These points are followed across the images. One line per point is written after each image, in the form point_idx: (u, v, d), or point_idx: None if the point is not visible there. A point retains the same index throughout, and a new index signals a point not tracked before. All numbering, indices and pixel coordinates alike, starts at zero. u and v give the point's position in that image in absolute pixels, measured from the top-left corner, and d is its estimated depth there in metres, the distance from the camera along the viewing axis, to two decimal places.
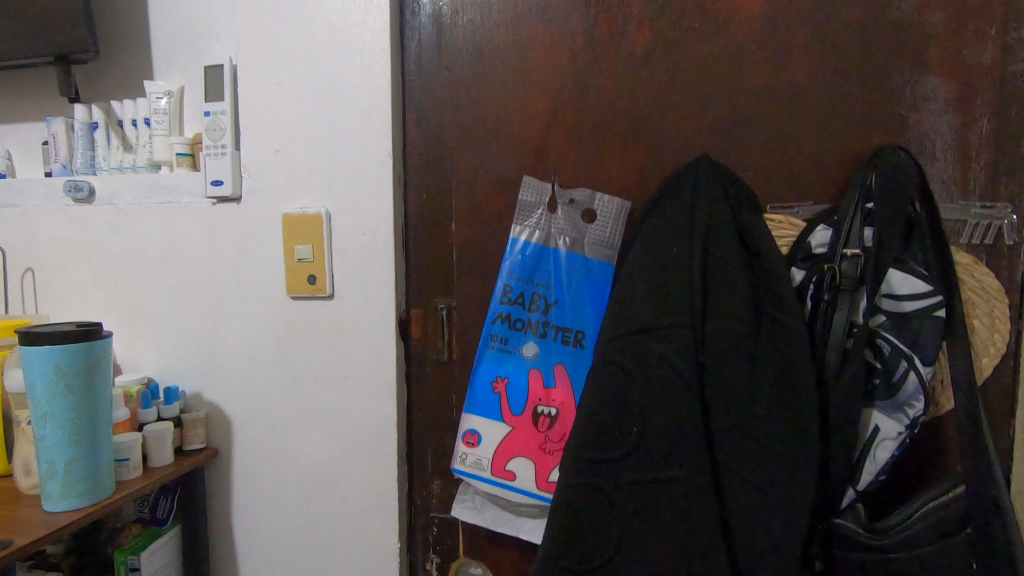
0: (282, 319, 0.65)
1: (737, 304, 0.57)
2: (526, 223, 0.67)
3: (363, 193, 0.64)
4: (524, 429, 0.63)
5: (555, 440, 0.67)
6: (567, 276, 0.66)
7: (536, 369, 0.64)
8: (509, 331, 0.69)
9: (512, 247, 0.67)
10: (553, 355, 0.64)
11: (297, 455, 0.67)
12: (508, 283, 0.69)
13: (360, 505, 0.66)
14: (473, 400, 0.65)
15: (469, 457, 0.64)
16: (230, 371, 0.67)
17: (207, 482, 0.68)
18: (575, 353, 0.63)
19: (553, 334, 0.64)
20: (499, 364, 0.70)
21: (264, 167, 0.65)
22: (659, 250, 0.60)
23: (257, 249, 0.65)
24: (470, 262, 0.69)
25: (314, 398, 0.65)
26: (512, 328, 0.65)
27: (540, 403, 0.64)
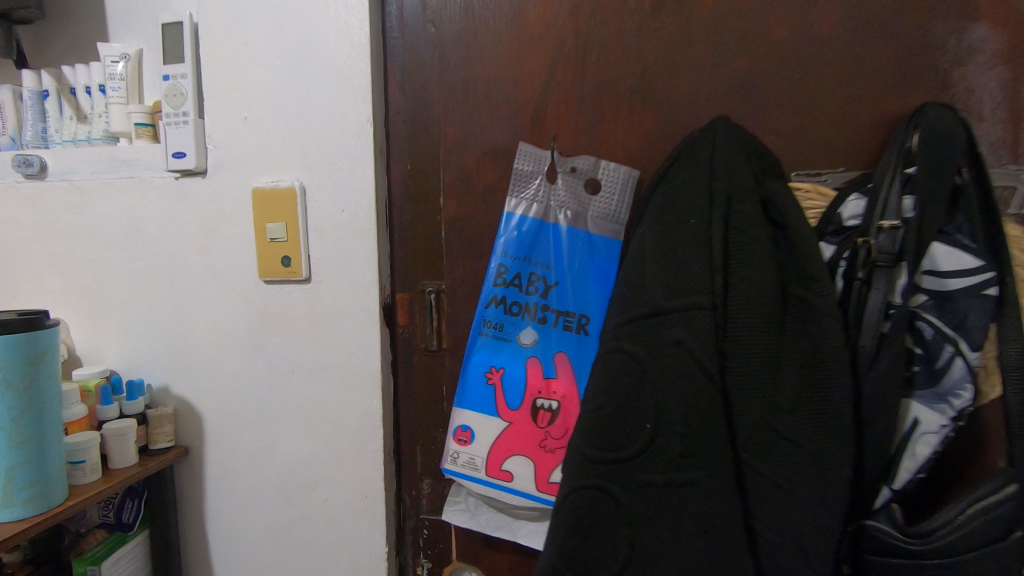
0: (257, 307, 0.65)
1: (763, 302, 0.44)
2: (524, 193, 0.53)
3: (343, 169, 0.60)
4: (522, 425, 0.52)
5: (560, 440, 0.51)
6: (568, 255, 0.53)
7: (535, 360, 0.52)
8: (503, 317, 0.53)
9: (507, 223, 0.53)
10: (555, 343, 0.52)
11: (277, 451, 0.66)
12: (502, 263, 0.53)
13: (350, 492, 0.64)
14: (464, 392, 0.53)
15: (461, 457, 0.53)
16: (223, 350, 0.67)
17: (205, 461, 0.68)
18: (579, 336, 0.51)
19: (553, 319, 0.52)
20: (492, 355, 0.53)
21: (232, 137, 0.63)
22: (672, 232, 0.46)
23: (242, 228, 0.64)
24: (459, 242, 0.61)
25: (295, 386, 0.64)
26: (510, 307, 0.53)
27: (538, 400, 0.51)
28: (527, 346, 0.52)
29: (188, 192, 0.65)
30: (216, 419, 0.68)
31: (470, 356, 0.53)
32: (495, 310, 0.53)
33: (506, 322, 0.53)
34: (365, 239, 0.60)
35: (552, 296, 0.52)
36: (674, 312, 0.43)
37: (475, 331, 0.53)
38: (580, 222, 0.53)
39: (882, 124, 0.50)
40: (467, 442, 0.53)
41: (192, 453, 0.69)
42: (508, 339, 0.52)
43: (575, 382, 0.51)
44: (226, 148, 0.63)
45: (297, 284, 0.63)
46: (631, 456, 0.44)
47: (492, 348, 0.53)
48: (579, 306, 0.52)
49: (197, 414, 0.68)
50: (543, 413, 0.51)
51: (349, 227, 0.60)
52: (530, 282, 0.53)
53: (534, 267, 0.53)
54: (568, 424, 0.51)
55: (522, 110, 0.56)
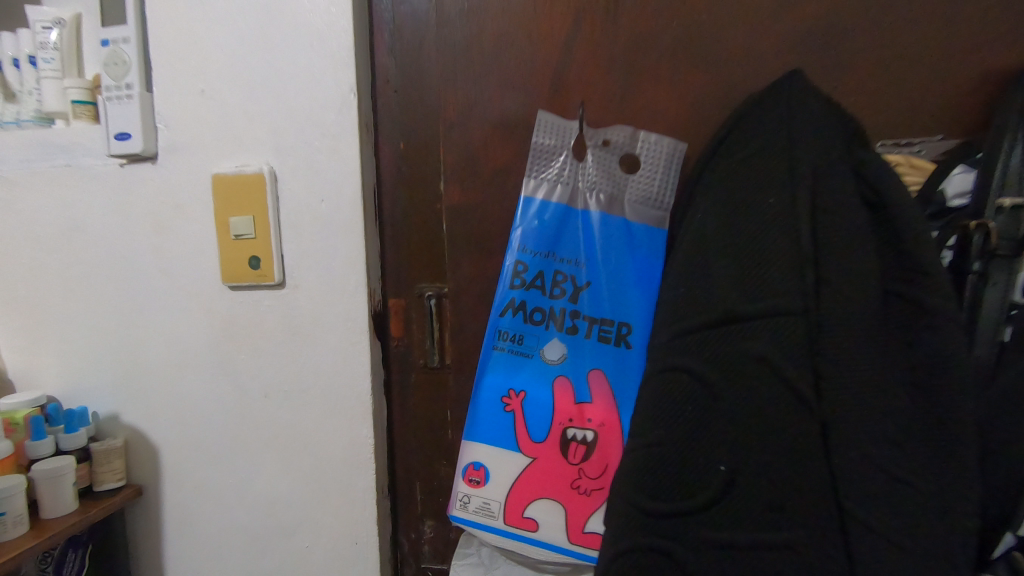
0: (222, 318, 0.54)
1: (864, 303, 0.33)
2: (545, 173, 0.43)
3: (321, 150, 0.49)
4: (550, 462, 0.41)
5: (597, 479, 0.41)
6: (602, 249, 0.42)
7: (564, 380, 0.42)
8: (522, 327, 0.42)
9: (525, 209, 0.43)
10: (588, 359, 0.41)
11: (248, 490, 0.56)
12: (520, 259, 0.43)
13: (337, 539, 0.54)
14: (476, 421, 0.43)
15: (473, 501, 0.43)
16: (182, 371, 0.56)
17: (163, 502, 0.57)
18: (618, 349, 0.41)
19: (586, 328, 0.42)
20: (509, 374, 0.42)
21: (186, 114, 0.52)
22: (741, 216, 0.36)
23: (202, 223, 0.53)
24: (464, 236, 0.51)
25: (269, 413, 0.54)
26: (530, 315, 0.42)
27: (568, 430, 0.41)
28: (554, 363, 0.42)
29: (136, 182, 0.54)
30: (175, 453, 0.57)
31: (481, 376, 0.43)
32: (513, 319, 0.42)
33: (527, 333, 0.42)
34: (350, 234, 0.50)
35: (584, 300, 0.42)
36: (752, 319, 0.34)
37: (487, 345, 0.42)
38: (614, 207, 0.43)
39: (994, 79, 0.40)
40: (479, 484, 0.42)
41: (148, 493, 0.58)
42: (528, 354, 0.42)
43: (615, 408, 0.41)
44: (179, 127, 0.53)
45: (269, 290, 0.52)
46: (700, 508, 0.34)
47: (509, 366, 0.42)
48: (617, 312, 0.42)
49: (153, 447, 0.57)
50: (576, 447, 0.41)
51: (330, 220, 0.50)
52: (555, 283, 0.42)
53: (559, 265, 0.43)
54: (607, 460, 0.41)
55: (540, 73, 0.46)
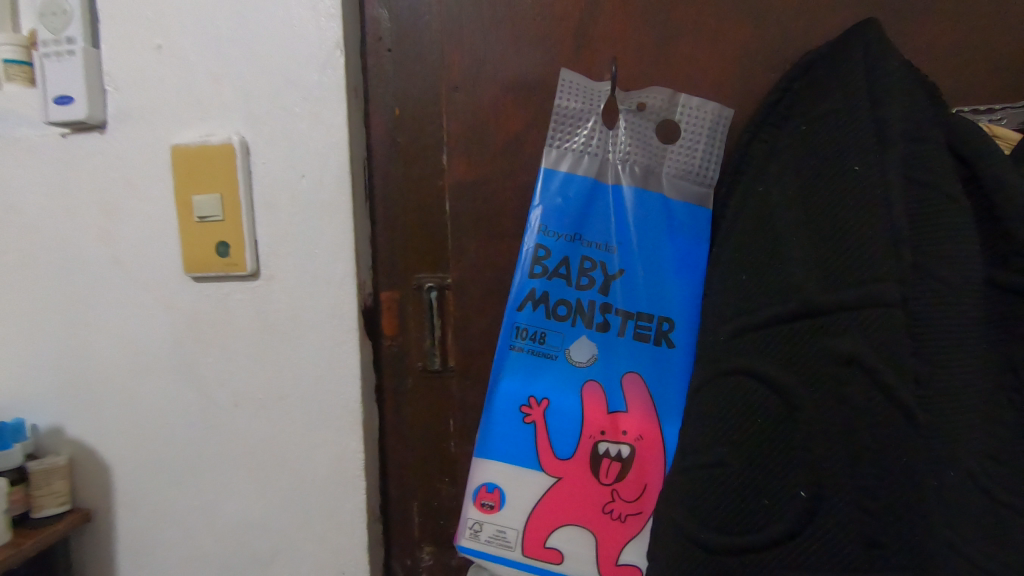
0: (184, 315, 0.46)
1: (969, 293, 0.28)
2: (569, 143, 0.37)
3: (302, 117, 0.42)
4: (578, 481, 0.36)
5: (634, 499, 0.36)
6: (637, 231, 0.37)
7: (595, 385, 0.36)
8: (544, 323, 0.37)
9: (546, 185, 0.37)
10: (622, 361, 0.36)
11: (216, 514, 0.48)
12: (541, 244, 0.37)
13: (322, 568, 0.47)
14: (490, 434, 0.37)
15: (486, 530, 0.37)
16: (138, 376, 0.48)
17: (115, 529, 0.50)
18: (657, 348, 0.36)
19: (620, 325, 0.36)
20: (529, 378, 0.37)
21: (140, 74, 0.44)
22: (810, 195, 0.31)
23: (159, 204, 0.45)
24: (470, 218, 0.44)
25: (241, 424, 0.47)
26: (553, 309, 0.37)
27: (599, 444, 0.36)
28: (582, 366, 0.37)
29: (80, 156, 0.46)
30: (129, 471, 0.49)
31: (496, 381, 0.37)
32: (533, 314, 0.37)
33: (550, 331, 0.37)
34: (336, 217, 0.43)
35: (617, 292, 0.37)
36: (831, 315, 0.29)
37: (503, 345, 0.37)
38: (650, 182, 0.37)
39: None
40: (493, 508, 0.37)
41: (98, 518, 0.50)
42: (552, 355, 0.36)
43: (654, 417, 0.36)
44: (132, 90, 0.45)
45: (239, 282, 0.45)
46: (775, 541, 0.29)
47: (529, 369, 0.37)
48: (656, 306, 0.36)
49: (103, 465, 0.49)
50: (609, 463, 0.36)
51: (313, 199, 0.43)
52: (583, 272, 0.37)
53: (588, 251, 0.37)
54: (644, 479, 0.36)
55: (561, 30, 0.40)
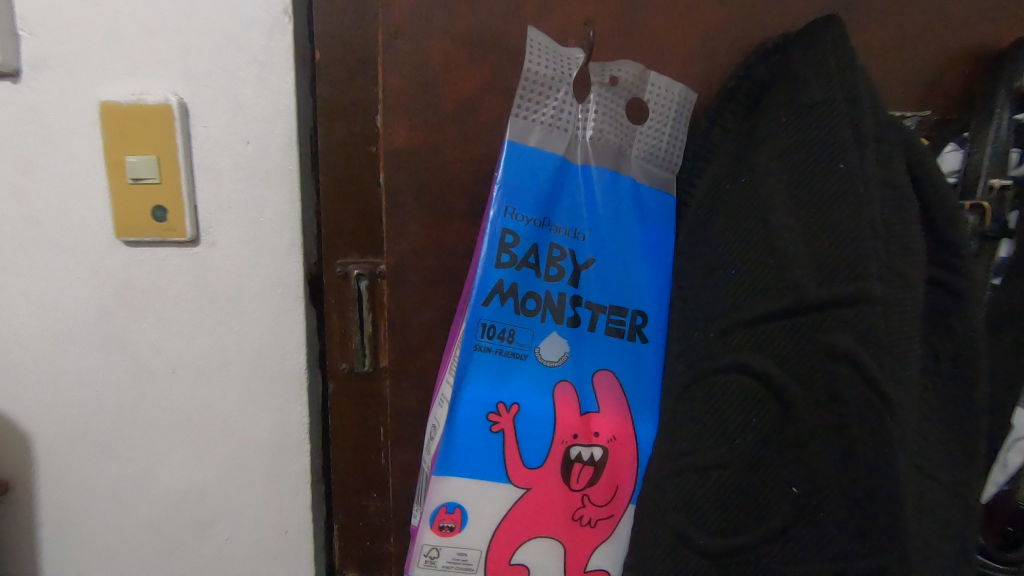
0: (111, 280, 0.44)
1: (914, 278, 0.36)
2: (537, 114, 0.38)
3: (247, 81, 0.41)
4: (547, 487, 0.40)
5: (601, 500, 0.40)
6: (609, 227, 0.40)
7: (567, 387, 0.40)
8: (514, 320, 0.39)
9: (520, 162, 0.37)
10: (591, 359, 0.40)
11: (151, 483, 0.48)
12: (507, 231, 0.38)
13: (265, 528, 0.48)
14: (457, 439, 0.38)
15: (449, 550, 0.39)
16: (59, 344, 0.45)
17: (37, 499, 0.48)
18: (632, 344, 0.41)
19: (591, 321, 0.40)
20: (498, 379, 0.39)
21: (61, 22, 0.41)
22: (785, 209, 0.37)
23: (83, 162, 0.43)
24: (419, 198, 0.44)
25: (177, 391, 0.46)
26: (520, 307, 0.38)
27: (572, 446, 0.40)
28: (552, 365, 0.40)
29: None
30: (52, 442, 0.47)
31: (461, 390, 0.38)
32: (498, 309, 0.38)
33: (519, 327, 0.39)
34: (283, 185, 0.43)
35: (587, 285, 0.40)
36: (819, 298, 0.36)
37: (469, 345, 0.38)
38: (621, 163, 0.40)
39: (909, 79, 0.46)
40: (453, 529, 0.39)
41: (17, 489, 0.47)
42: (522, 356, 0.39)
43: (625, 420, 0.40)
44: (51, 37, 0.41)
45: (177, 248, 0.44)
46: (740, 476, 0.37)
47: (496, 370, 0.39)
48: (627, 301, 0.41)
49: (20, 437, 0.47)
50: (580, 467, 0.40)
51: (257, 167, 0.43)
52: (552, 262, 0.39)
53: (558, 242, 0.39)
54: (609, 478, 0.40)
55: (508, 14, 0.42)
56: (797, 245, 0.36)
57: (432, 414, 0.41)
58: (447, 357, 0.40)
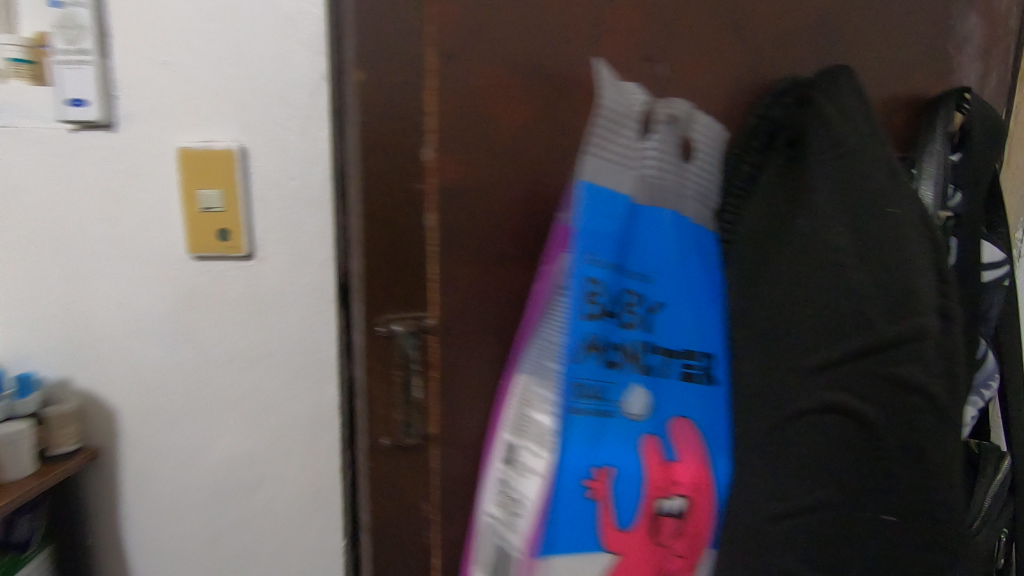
0: (182, 286, 0.56)
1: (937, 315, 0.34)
2: (602, 148, 0.35)
3: (292, 130, 0.53)
4: (641, 551, 0.36)
5: (689, 554, 0.37)
6: (673, 268, 0.38)
7: (652, 440, 0.37)
8: (601, 376, 0.35)
9: (597, 204, 0.34)
10: (667, 406, 0.37)
11: (209, 451, 0.59)
12: (591, 276, 0.34)
13: (301, 489, 0.59)
14: (556, 514, 0.35)
15: None
16: (139, 338, 0.57)
17: (119, 463, 0.59)
18: (703, 387, 0.39)
19: (664, 366, 0.38)
20: (591, 443, 0.35)
21: (146, 83, 0.53)
22: (850, 245, 0.35)
23: (162, 194, 0.54)
24: (453, 240, 0.37)
25: (232, 376, 0.57)
26: (608, 358, 0.35)
27: (661, 502, 0.36)
28: (637, 418, 0.36)
29: (85, 147, 0.53)
30: (132, 417, 0.58)
31: (556, 458, 0.34)
32: (594, 364, 0.35)
33: (605, 383, 0.35)
34: (319, 212, 0.54)
35: (658, 327, 0.38)
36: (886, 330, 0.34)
37: (564, 408, 0.34)
38: (681, 205, 0.39)
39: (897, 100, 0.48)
40: None
41: (103, 456, 0.59)
42: (612, 413, 0.36)
43: (703, 463, 0.37)
44: (138, 96, 0.53)
45: (235, 261, 0.55)
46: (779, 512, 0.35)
47: (588, 431, 0.35)
48: (695, 344, 0.39)
49: (105, 413, 0.58)
50: (667, 521, 0.36)
51: (299, 198, 0.54)
52: (627, 309, 0.36)
53: (631, 287, 0.36)
54: (696, 527, 0.37)
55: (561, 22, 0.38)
56: (865, 278, 0.34)
57: (506, 482, 0.36)
58: (520, 420, 0.36)
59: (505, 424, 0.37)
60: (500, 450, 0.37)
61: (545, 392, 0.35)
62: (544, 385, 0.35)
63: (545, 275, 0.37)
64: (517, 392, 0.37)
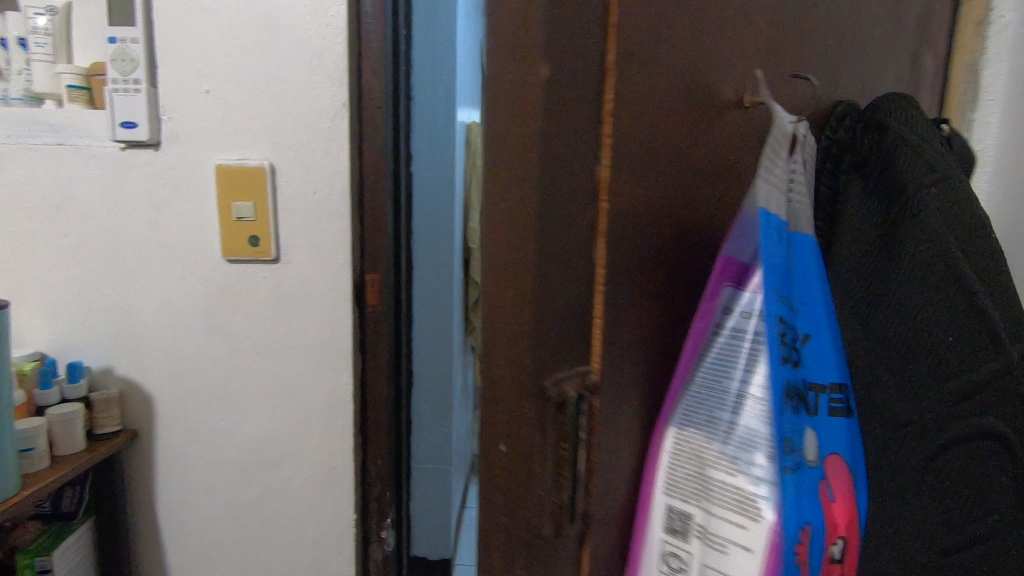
0: (216, 286, 0.63)
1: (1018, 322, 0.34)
2: (775, 177, 0.31)
3: (316, 150, 0.61)
4: None
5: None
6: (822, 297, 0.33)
7: (824, 484, 0.30)
8: (793, 426, 0.30)
9: (772, 239, 0.30)
10: (828, 445, 0.31)
11: (236, 431, 0.66)
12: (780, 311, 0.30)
13: (318, 466, 0.67)
14: None
15: None
16: (177, 331, 0.64)
17: (154, 442, 0.66)
18: (849, 421, 0.33)
19: (816, 403, 0.31)
20: (798, 506, 0.29)
21: (189, 109, 0.60)
22: (967, 262, 0.33)
23: (200, 204, 0.62)
24: (617, 273, 0.29)
25: (259, 366, 0.65)
26: (798, 405, 0.30)
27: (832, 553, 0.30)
28: (817, 464, 0.30)
29: (135, 163, 0.61)
30: (167, 402, 0.66)
31: (770, 524, 0.28)
32: (790, 416, 0.30)
33: (795, 434, 0.30)
34: (339, 221, 0.62)
35: (807, 361, 0.31)
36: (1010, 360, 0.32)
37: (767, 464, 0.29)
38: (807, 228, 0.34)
39: None
40: None
41: (142, 436, 0.66)
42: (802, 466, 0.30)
43: (855, 500, 0.32)
44: (182, 120, 0.61)
45: (263, 264, 0.63)
46: None
47: (795, 490, 0.29)
48: (841, 377, 0.33)
49: (144, 397, 0.65)
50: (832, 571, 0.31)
51: (321, 209, 0.62)
52: (793, 346, 0.31)
53: (793, 324, 0.31)
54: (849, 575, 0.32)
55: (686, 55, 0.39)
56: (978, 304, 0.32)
57: (675, 552, 0.31)
58: (700, 486, 0.30)
59: (660, 483, 0.31)
60: (660, 512, 0.31)
61: (732, 453, 0.30)
62: (738, 446, 0.30)
63: (703, 313, 0.32)
64: (700, 453, 0.30)
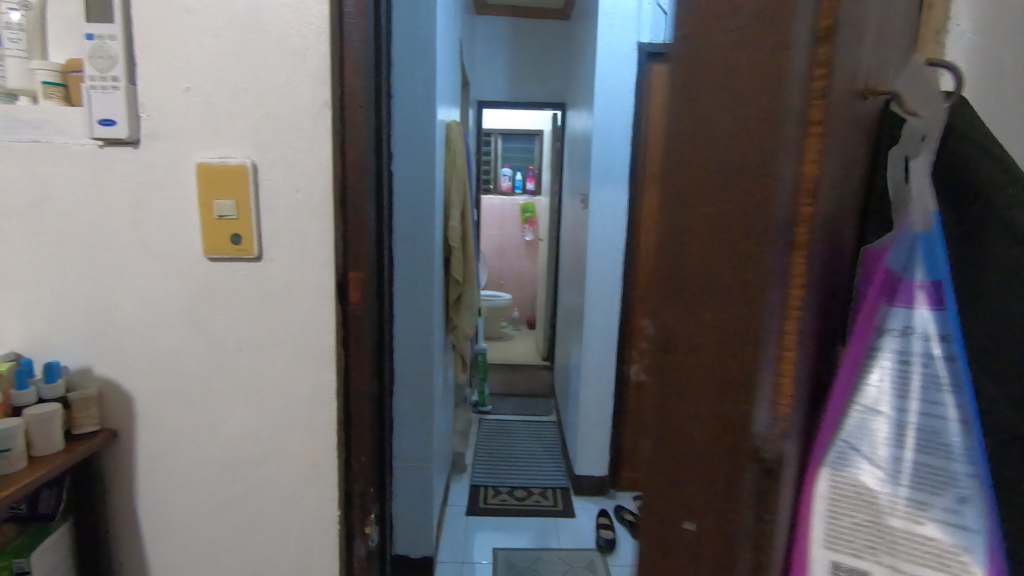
0: (197, 284, 0.63)
1: None
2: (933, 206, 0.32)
3: (299, 150, 0.61)
4: None
5: None
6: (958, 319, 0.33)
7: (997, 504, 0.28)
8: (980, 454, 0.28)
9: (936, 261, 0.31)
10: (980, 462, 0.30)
11: (219, 430, 0.66)
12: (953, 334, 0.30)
13: (302, 463, 0.67)
14: None
15: None
16: (158, 330, 0.64)
17: (135, 442, 0.66)
18: None
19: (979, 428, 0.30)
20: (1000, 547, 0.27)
21: (169, 107, 0.60)
22: None
23: (181, 203, 0.61)
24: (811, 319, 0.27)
25: (241, 364, 0.65)
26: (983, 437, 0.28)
27: None
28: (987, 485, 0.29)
29: (114, 161, 0.61)
30: (148, 400, 0.65)
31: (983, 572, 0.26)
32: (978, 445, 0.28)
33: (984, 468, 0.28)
34: (323, 220, 0.62)
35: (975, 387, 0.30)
36: None
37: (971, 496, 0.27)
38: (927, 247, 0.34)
39: None
40: None
41: (122, 435, 0.66)
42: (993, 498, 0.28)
43: None
44: (162, 118, 0.60)
45: (245, 262, 0.63)
46: None
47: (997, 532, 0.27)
48: None
49: (124, 397, 0.65)
50: None
51: (304, 208, 0.62)
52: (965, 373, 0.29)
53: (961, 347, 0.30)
54: None
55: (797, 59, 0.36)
56: None
57: None
58: (880, 536, 0.28)
59: (833, 529, 0.29)
60: (831, 558, 0.29)
61: (919, 495, 0.28)
62: (917, 487, 0.28)
63: (862, 331, 0.31)
64: (871, 494, 0.28)
